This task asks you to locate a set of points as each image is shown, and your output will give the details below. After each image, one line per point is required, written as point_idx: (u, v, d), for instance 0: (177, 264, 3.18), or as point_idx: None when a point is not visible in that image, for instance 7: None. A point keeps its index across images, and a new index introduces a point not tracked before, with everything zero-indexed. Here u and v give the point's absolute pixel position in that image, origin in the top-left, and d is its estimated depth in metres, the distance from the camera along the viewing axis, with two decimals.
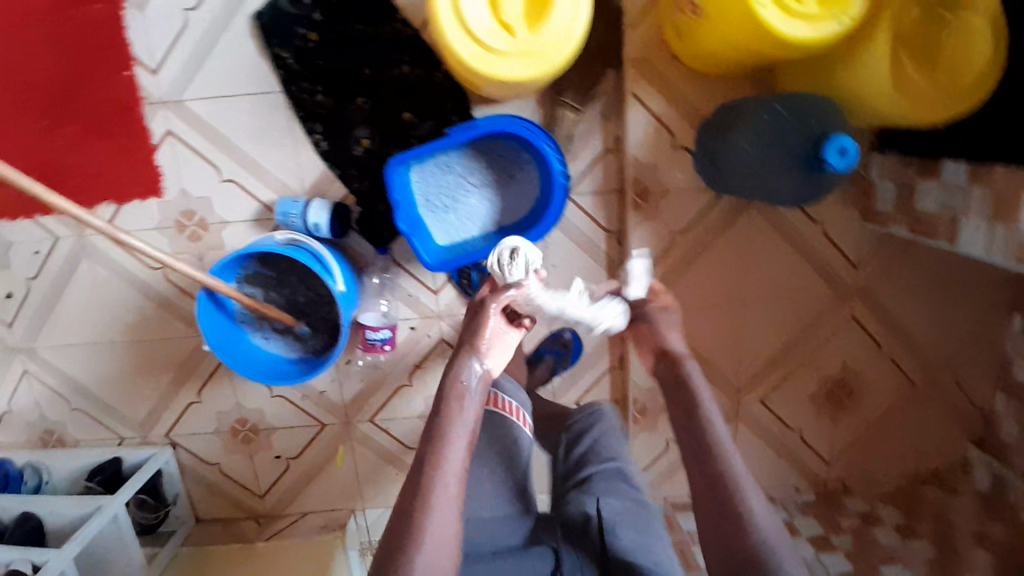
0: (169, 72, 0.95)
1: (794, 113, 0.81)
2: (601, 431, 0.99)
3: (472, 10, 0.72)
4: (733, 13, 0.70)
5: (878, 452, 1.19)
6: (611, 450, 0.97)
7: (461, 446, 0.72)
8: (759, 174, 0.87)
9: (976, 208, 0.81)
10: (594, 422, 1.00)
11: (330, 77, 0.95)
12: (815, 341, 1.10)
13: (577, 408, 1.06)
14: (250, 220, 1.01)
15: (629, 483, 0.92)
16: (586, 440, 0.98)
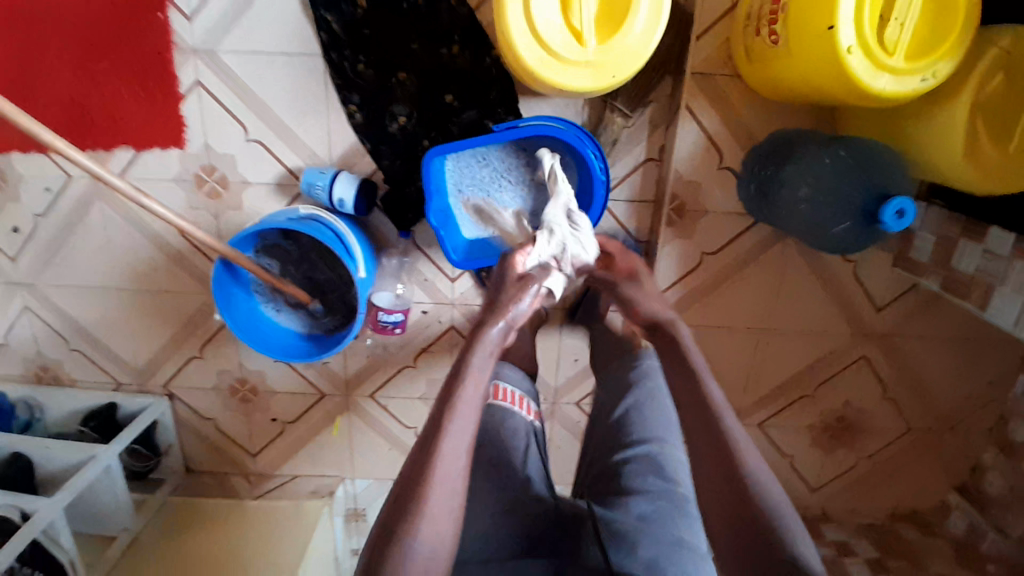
0: (205, 20, 0.90)
1: (856, 165, 0.82)
2: (636, 397, 0.90)
3: (544, 11, 0.68)
4: (816, 55, 0.67)
5: (865, 486, 1.21)
6: (650, 418, 0.88)
7: (467, 431, 0.65)
8: (815, 226, 0.86)
9: (1016, 282, 0.81)
10: (632, 390, 0.91)
11: (375, 48, 0.90)
12: (824, 375, 1.10)
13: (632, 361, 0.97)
14: (272, 184, 0.98)
15: (660, 473, 0.80)
16: (619, 407, 0.90)
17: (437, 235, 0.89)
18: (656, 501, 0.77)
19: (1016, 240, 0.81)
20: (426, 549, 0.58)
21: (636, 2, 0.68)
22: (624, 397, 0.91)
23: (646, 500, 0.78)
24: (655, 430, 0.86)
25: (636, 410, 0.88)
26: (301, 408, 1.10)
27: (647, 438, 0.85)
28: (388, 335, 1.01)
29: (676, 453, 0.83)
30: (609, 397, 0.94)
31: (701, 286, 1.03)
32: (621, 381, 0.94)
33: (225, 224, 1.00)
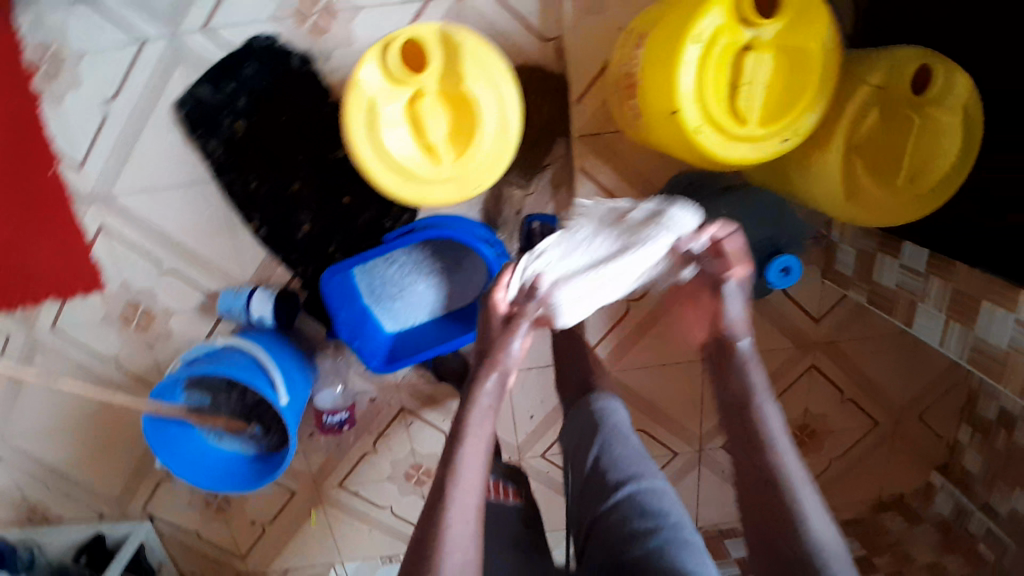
0: (95, 166, 0.91)
1: (749, 211, 0.84)
2: (606, 434, 0.75)
3: (393, 138, 0.68)
4: (672, 132, 0.67)
5: (848, 487, 1.19)
6: (623, 450, 0.73)
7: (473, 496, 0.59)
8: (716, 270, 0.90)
9: (935, 298, 0.79)
10: (598, 425, 0.76)
11: (263, 166, 0.90)
12: (779, 390, 1.10)
13: (582, 400, 0.82)
14: (197, 309, 0.99)
15: (654, 510, 0.66)
16: (586, 460, 0.74)
17: (353, 345, 0.89)
18: (661, 542, 0.62)
19: (929, 255, 0.79)
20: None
21: (482, 112, 0.67)
22: (591, 436, 0.76)
23: (648, 542, 0.62)
24: (631, 466, 0.71)
25: (606, 451, 0.73)
26: (276, 505, 1.13)
27: (625, 477, 0.70)
28: (336, 432, 1.05)
29: (661, 486, 0.69)
30: (575, 445, 0.78)
31: (635, 330, 1.02)
32: (582, 421, 0.79)
33: (161, 354, 1.02)
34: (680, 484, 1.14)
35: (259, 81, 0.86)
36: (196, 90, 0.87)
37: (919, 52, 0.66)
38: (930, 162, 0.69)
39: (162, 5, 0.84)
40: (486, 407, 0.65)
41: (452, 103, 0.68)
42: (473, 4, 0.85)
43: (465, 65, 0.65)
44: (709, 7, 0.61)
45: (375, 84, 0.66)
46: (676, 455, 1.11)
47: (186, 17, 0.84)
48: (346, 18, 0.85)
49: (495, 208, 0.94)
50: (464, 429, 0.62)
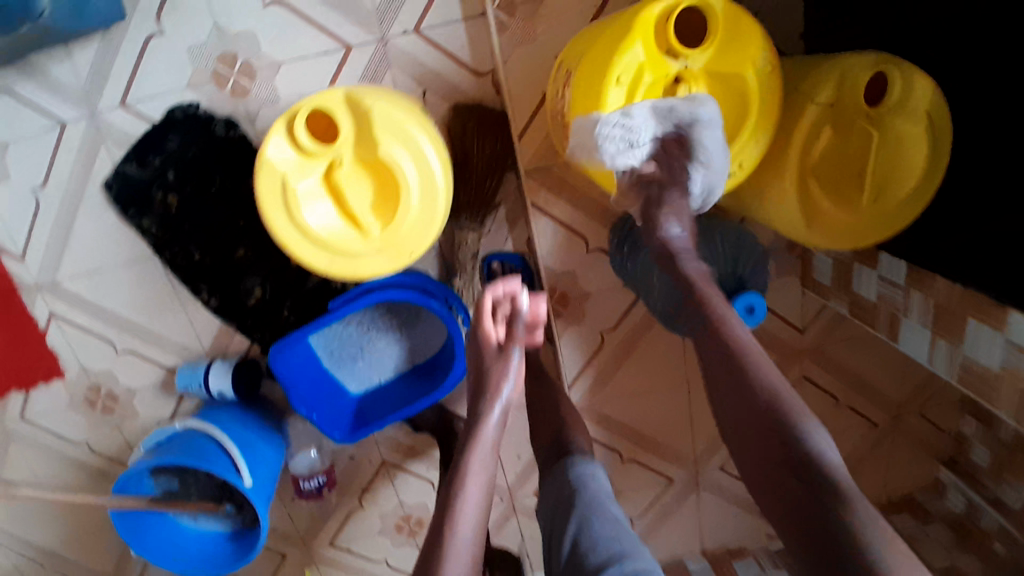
0: (36, 256, 0.88)
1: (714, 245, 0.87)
2: (583, 514, 0.67)
3: (316, 214, 0.64)
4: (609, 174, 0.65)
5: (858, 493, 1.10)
6: (604, 528, 0.66)
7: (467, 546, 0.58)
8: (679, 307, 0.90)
9: (918, 313, 0.74)
10: (575, 502, 0.69)
11: (203, 238, 0.87)
12: None
13: (558, 468, 0.74)
14: (157, 384, 0.97)
15: None
16: (562, 544, 0.67)
17: (312, 419, 0.85)
18: None
19: (909, 267, 0.74)
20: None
21: (403, 177, 0.62)
22: (568, 514, 0.68)
23: None
24: (613, 548, 0.63)
25: (584, 529, 0.66)
26: (267, 569, 1.10)
27: (606, 561, 0.62)
28: (316, 496, 1.03)
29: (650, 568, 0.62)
30: (551, 519, 0.71)
31: (611, 362, 0.97)
32: (557, 488, 0.72)
33: (129, 432, 1.00)
34: (680, 511, 1.08)
35: (185, 152, 0.83)
36: (123, 168, 0.84)
37: (872, 58, 0.60)
38: (899, 175, 0.62)
39: (76, 85, 0.80)
40: (489, 440, 0.64)
41: (372, 170, 0.64)
42: (396, 47, 0.81)
43: (378, 130, 0.61)
44: (627, 44, 0.57)
45: (286, 160, 0.62)
46: (674, 480, 1.06)
47: (102, 95, 0.81)
48: (267, 76, 0.82)
49: (450, 251, 0.88)
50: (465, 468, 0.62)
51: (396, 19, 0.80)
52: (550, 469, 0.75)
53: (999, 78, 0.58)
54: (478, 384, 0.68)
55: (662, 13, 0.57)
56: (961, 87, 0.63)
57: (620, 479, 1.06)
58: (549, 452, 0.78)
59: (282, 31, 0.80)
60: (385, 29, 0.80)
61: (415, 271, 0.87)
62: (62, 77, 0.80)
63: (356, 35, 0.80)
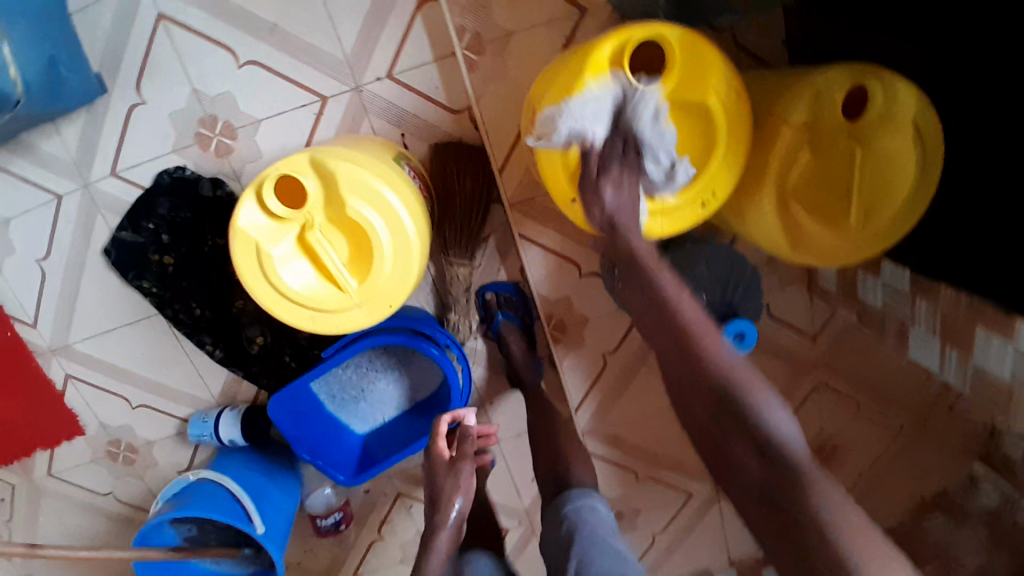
0: (48, 322, 0.92)
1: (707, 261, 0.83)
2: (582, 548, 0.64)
3: (294, 276, 0.64)
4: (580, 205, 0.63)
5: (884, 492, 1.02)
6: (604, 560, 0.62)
7: None
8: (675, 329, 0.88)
9: (925, 321, 0.72)
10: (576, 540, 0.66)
11: (202, 293, 0.87)
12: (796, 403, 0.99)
13: (558, 506, 0.72)
14: (175, 434, 0.99)
15: None
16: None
17: (317, 464, 0.86)
18: None
19: (912, 276, 0.71)
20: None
21: (374, 234, 0.62)
22: (567, 550, 0.65)
23: None
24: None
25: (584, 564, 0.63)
26: None
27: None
28: (335, 532, 1.03)
29: None
30: (554, 561, 0.68)
31: (616, 383, 0.95)
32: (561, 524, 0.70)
33: (151, 480, 1.02)
34: (702, 528, 1.04)
35: (177, 215, 0.85)
36: (119, 234, 0.86)
37: (846, 74, 0.58)
38: (891, 190, 0.60)
39: (67, 159, 0.83)
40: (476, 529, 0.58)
41: (345, 228, 0.64)
42: (371, 92, 0.81)
43: (345, 190, 0.61)
44: (580, 85, 0.56)
45: (259, 227, 0.62)
46: (695, 496, 1.02)
47: (93, 165, 0.84)
48: (248, 133, 0.83)
49: (445, 289, 0.87)
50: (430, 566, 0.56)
51: (368, 66, 0.80)
52: (550, 504, 0.73)
53: (1007, 76, 0.55)
54: (433, 490, 0.69)
55: (612, 52, 0.57)
56: (948, 92, 0.61)
57: (637, 498, 1.03)
58: (555, 485, 0.76)
59: (258, 91, 0.81)
60: (358, 77, 0.81)
61: (409, 311, 0.88)
62: (54, 152, 0.83)
63: (330, 86, 0.81)
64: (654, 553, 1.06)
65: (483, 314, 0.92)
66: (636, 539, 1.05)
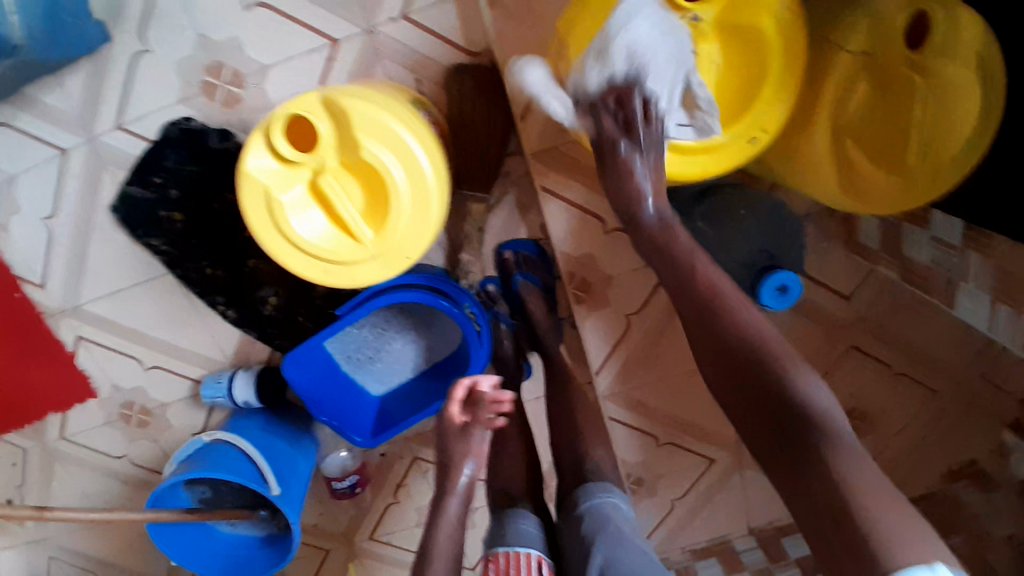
0: (56, 281, 0.89)
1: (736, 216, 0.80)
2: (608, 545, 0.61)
3: (308, 225, 0.61)
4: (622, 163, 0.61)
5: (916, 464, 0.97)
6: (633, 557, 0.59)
7: None
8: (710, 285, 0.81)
9: (977, 276, 0.67)
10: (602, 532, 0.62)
11: (213, 250, 0.84)
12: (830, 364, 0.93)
13: (580, 495, 0.67)
14: (190, 395, 0.97)
15: None
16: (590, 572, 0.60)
17: (334, 425, 0.84)
18: None
19: (965, 225, 0.66)
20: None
21: (391, 178, 0.59)
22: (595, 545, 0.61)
23: None
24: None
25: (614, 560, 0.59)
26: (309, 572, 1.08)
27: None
28: (349, 495, 1.01)
29: None
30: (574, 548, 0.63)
31: (640, 344, 0.92)
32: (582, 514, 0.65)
33: (165, 443, 1.00)
34: (725, 493, 1.01)
35: (185, 168, 0.81)
36: (127, 190, 0.83)
37: None
38: (945, 130, 0.55)
39: (70, 110, 0.80)
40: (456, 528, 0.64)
41: (359, 174, 0.60)
42: (384, 35, 0.77)
43: (359, 131, 0.58)
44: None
45: (267, 170, 0.59)
46: (718, 461, 0.99)
47: (97, 118, 0.80)
48: (256, 82, 0.79)
49: (458, 226, 0.86)
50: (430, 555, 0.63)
51: (381, 7, 0.76)
52: (568, 494, 0.69)
53: None
54: (444, 455, 0.67)
55: None
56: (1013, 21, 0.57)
57: (659, 464, 1.00)
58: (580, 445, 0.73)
59: (266, 36, 0.77)
60: (371, 19, 0.76)
61: (425, 269, 0.85)
62: (57, 104, 0.80)
63: (340, 27, 0.77)
64: (676, 520, 1.03)
65: (501, 275, 0.87)
66: (658, 506, 1.02)
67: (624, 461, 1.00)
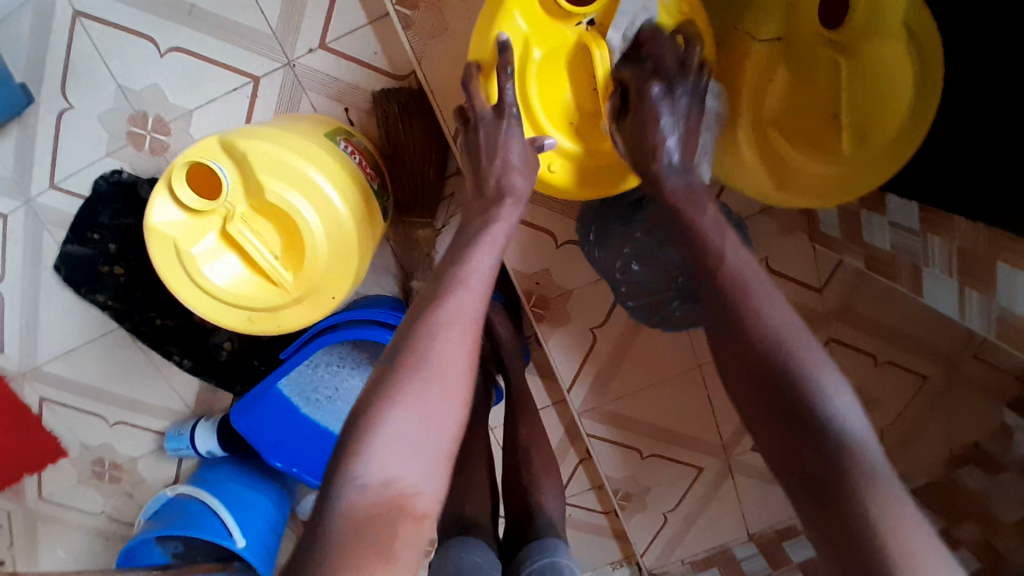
0: (13, 345, 0.89)
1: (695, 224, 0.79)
2: None
3: (224, 273, 0.59)
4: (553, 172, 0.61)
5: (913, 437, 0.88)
6: None
7: (455, 346, 0.48)
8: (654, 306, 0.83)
9: (940, 260, 0.62)
10: None
11: (161, 300, 0.83)
12: None
13: (535, 549, 0.66)
14: (155, 448, 0.96)
15: None
16: None
17: (293, 472, 0.81)
18: None
19: (921, 209, 0.61)
20: (409, 496, 0.45)
21: (301, 218, 0.57)
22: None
23: None
24: None
25: None
26: None
27: None
28: None
29: None
30: None
31: (607, 358, 0.88)
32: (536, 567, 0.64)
33: (140, 496, 0.99)
34: (717, 502, 0.95)
35: (121, 221, 0.80)
36: (67, 248, 0.82)
37: None
38: (882, 107, 0.51)
39: (4, 175, 0.79)
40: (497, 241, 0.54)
41: (271, 215, 0.58)
42: (305, 67, 0.75)
43: (262, 173, 0.55)
44: (505, 15, 0.53)
45: (174, 222, 0.56)
46: (706, 471, 0.93)
47: (31, 180, 0.80)
48: (181, 127, 0.77)
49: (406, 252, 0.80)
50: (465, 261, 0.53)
51: (298, 39, 0.74)
52: (524, 545, 0.69)
53: None
54: (483, 179, 0.57)
55: None
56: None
57: (644, 476, 0.95)
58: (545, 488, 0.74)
59: (187, 80, 0.75)
60: (289, 52, 0.74)
61: (372, 299, 0.81)
62: None
63: (260, 65, 0.75)
64: (670, 532, 0.98)
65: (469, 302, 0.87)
66: (648, 518, 0.97)
67: (607, 476, 0.96)
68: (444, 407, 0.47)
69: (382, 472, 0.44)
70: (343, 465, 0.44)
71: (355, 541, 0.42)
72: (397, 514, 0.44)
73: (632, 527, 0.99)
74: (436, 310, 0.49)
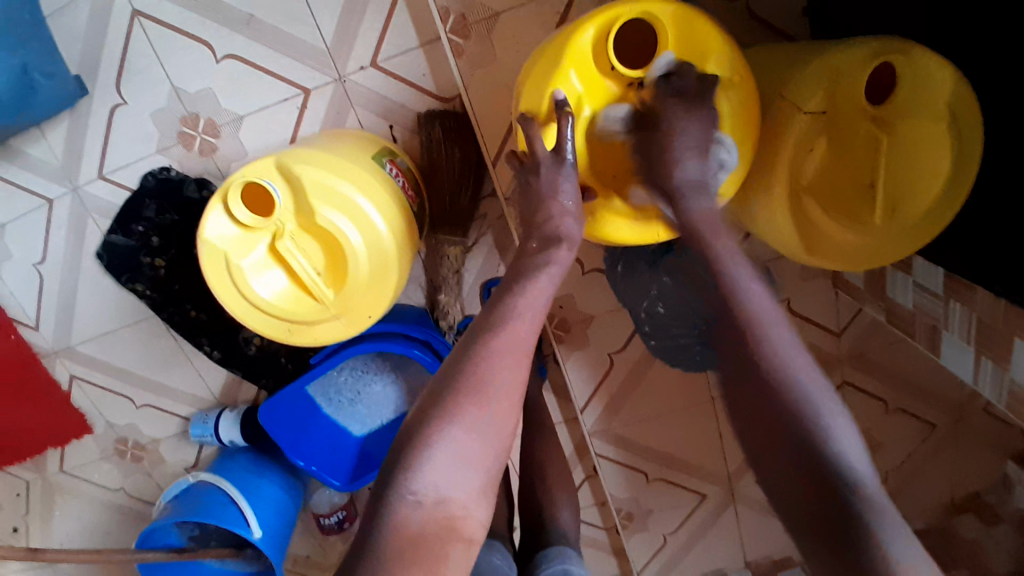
0: (48, 324, 0.92)
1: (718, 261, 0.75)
2: None
3: (268, 286, 0.62)
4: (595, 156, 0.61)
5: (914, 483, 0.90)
6: None
7: (511, 369, 0.51)
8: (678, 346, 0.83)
9: (958, 327, 0.64)
10: None
11: (196, 294, 0.86)
12: None
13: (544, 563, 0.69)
14: (178, 433, 0.99)
15: None
16: None
17: (311, 470, 0.83)
18: None
19: (946, 275, 0.63)
20: (456, 513, 0.48)
21: (346, 240, 0.59)
22: None
23: None
24: None
25: None
26: None
27: None
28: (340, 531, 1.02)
29: None
30: None
31: (622, 382, 0.90)
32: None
33: (158, 476, 1.02)
34: (716, 528, 0.97)
35: (164, 217, 0.82)
36: (110, 237, 0.84)
37: (869, 50, 0.52)
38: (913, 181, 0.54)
39: (54, 163, 0.82)
40: (551, 276, 0.57)
41: (317, 235, 0.61)
42: (355, 83, 0.77)
43: (314, 197, 0.58)
44: (560, 70, 0.55)
45: (226, 236, 0.59)
46: (708, 497, 0.96)
47: (81, 169, 0.82)
48: (230, 131, 0.80)
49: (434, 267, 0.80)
50: (504, 297, 0.55)
51: (350, 56, 0.76)
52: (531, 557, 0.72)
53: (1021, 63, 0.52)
54: (532, 211, 0.59)
55: (593, 35, 0.55)
56: (987, 77, 0.55)
57: (647, 497, 0.97)
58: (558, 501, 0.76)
59: (238, 87, 0.78)
60: (340, 67, 0.77)
61: (399, 311, 0.84)
62: (42, 157, 0.82)
63: (311, 78, 0.77)
64: (668, 553, 1.00)
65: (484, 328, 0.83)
66: (648, 538, 0.99)
67: (611, 495, 0.98)
68: (498, 429, 0.50)
69: (436, 486, 0.47)
70: (401, 476, 0.47)
71: (404, 552, 0.45)
72: (449, 531, 0.47)
73: (630, 547, 1.01)
74: (493, 335, 0.52)
